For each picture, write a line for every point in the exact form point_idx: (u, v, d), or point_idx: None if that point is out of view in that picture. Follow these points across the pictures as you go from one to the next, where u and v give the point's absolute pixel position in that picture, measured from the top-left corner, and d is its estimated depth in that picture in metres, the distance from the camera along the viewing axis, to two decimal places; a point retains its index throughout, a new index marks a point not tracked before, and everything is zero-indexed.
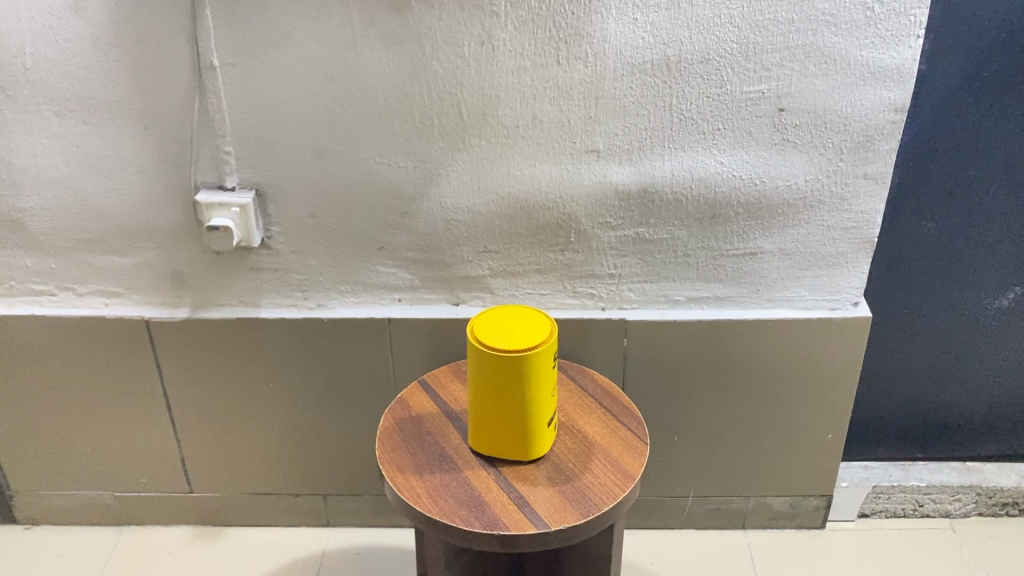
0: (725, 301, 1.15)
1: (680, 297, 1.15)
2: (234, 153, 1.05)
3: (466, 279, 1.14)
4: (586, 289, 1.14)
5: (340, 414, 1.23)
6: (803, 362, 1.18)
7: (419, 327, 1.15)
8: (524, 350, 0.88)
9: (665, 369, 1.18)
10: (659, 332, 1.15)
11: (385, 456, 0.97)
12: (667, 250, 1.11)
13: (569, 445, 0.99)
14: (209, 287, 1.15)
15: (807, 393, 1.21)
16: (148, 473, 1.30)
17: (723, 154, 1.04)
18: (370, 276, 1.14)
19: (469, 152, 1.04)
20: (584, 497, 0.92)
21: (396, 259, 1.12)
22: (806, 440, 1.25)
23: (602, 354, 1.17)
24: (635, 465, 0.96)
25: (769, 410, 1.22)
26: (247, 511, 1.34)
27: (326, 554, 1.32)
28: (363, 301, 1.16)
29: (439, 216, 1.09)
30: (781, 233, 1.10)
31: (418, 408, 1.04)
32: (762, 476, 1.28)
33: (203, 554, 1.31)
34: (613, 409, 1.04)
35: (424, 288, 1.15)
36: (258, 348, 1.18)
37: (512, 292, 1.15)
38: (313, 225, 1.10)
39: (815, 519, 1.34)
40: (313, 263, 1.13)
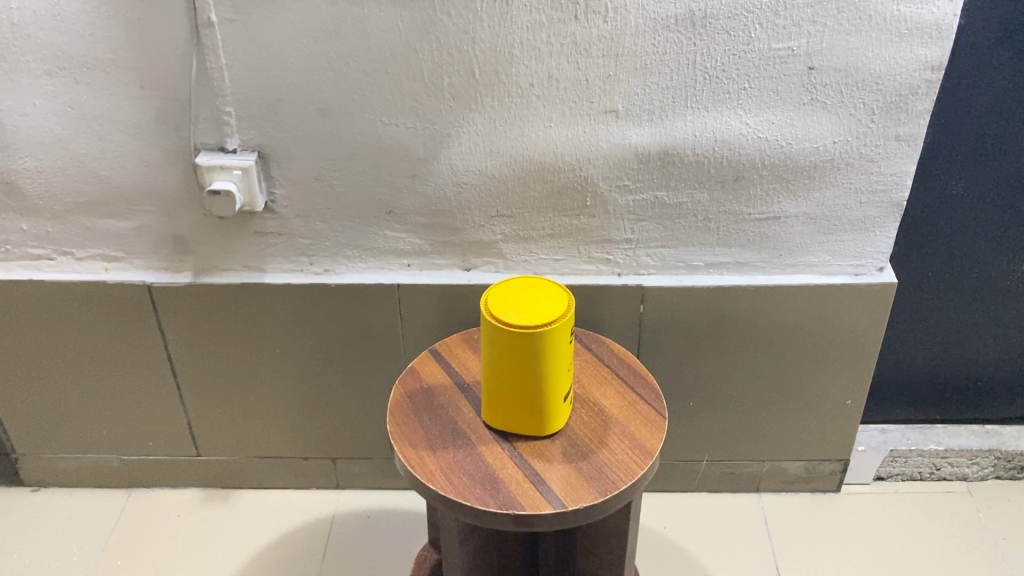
0: (746, 266, 1.11)
1: (699, 262, 1.11)
2: (235, 113, 1.00)
3: (477, 244, 1.10)
4: (601, 254, 1.10)
5: (349, 378, 1.21)
6: (825, 329, 1.15)
7: (429, 293, 1.12)
8: (540, 328, 0.85)
9: (682, 335, 1.15)
10: (677, 298, 1.12)
11: (397, 431, 0.95)
12: (687, 215, 1.07)
13: (585, 419, 0.96)
14: (212, 252, 1.11)
15: (828, 358, 1.17)
16: (154, 437, 1.28)
17: (748, 114, 0.99)
18: (378, 241, 1.10)
19: (481, 112, 0.99)
20: (600, 476, 0.89)
21: (405, 223, 1.08)
22: (824, 406, 1.22)
23: (618, 320, 1.14)
24: (653, 441, 0.93)
25: (788, 376, 1.19)
26: (255, 474, 1.32)
27: (336, 519, 1.30)
28: (371, 266, 1.12)
29: (450, 178, 1.04)
30: (806, 197, 1.05)
31: (429, 378, 1.01)
32: (779, 442, 1.26)
33: (213, 518, 1.30)
34: (631, 380, 1.01)
35: (434, 253, 1.11)
36: (264, 313, 1.15)
37: (525, 258, 1.11)
38: (318, 188, 1.05)
39: (830, 483, 1.32)
40: (318, 227, 1.09)
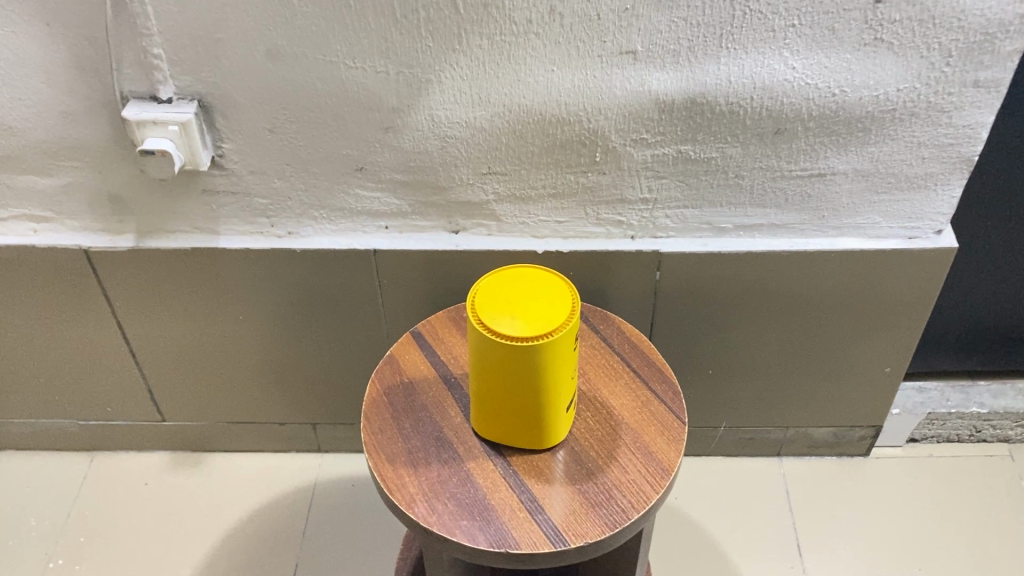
0: (782, 228, 0.95)
1: (726, 224, 0.94)
2: (166, 55, 0.81)
3: (465, 205, 0.93)
4: (612, 215, 0.94)
5: (324, 345, 1.07)
6: (869, 295, 0.99)
7: (411, 259, 0.96)
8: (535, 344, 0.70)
9: (702, 302, 1.00)
10: (698, 264, 0.96)
11: (372, 442, 0.81)
12: (716, 171, 0.89)
13: (591, 427, 0.83)
14: (156, 212, 0.95)
15: (868, 325, 1.03)
16: (113, 403, 1.15)
17: (795, 57, 0.80)
18: (349, 201, 0.93)
19: (468, 54, 0.81)
20: (607, 503, 0.76)
21: (379, 180, 0.91)
22: (859, 374, 1.09)
23: (629, 288, 0.99)
24: (670, 455, 0.80)
25: (820, 344, 1.05)
26: (228, 438, 1.20)
27: (318, 487, 1.19)
28: (343, 228, 0.96)
29: (430, 131, 0.87)
30: (857, 151, 0.88)
31: (410, 371, 0.87)
32: (805, 409, 1.13)
33: (183, 485, 1.19)
34: (644, 373, 0.87)
35: (415, 214, 0.94)
36: (221, 279, 1.00)
37: (522, 220, 0.94)
38: (274, 141, 0.88)
39: (859, 448, 1.20)
40: (277, 185, 0.92)
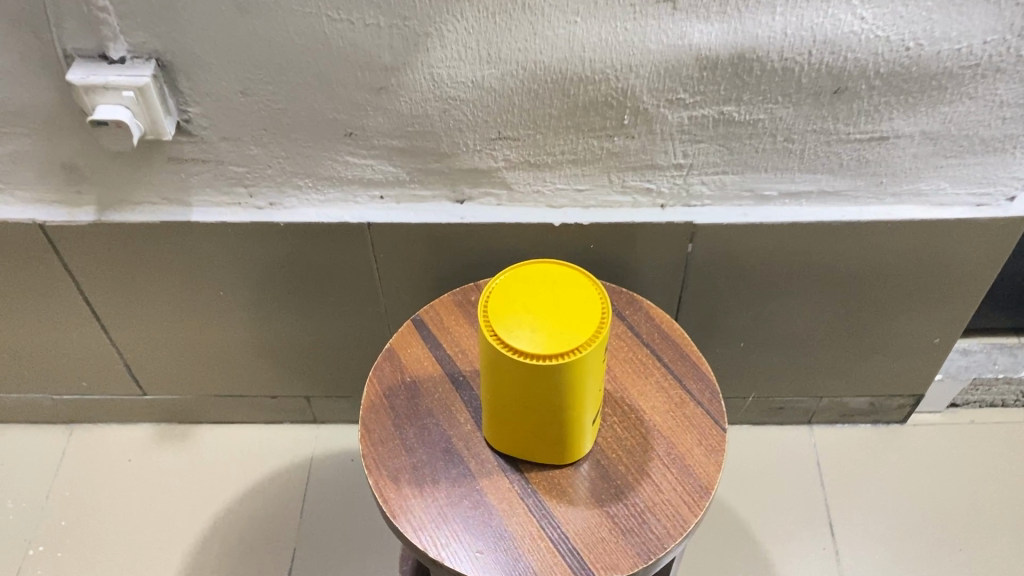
0: (832, 196, 0.83)
1: (770, 192, 0.83)
2: (113, 8, 0.68)
3: (471, 172, 0.81)
4: (639, 183, 0.82)
5: (316, 319, 0.97)
6: (924, 265, 0.89)
7: (410, 232, 0.85)
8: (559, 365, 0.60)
9: (737, 274, 0.90)
10: (736, 236, 0.85)
11: (372, 455, 0.72)
12: (761, 135, 0.77)
13: (618, 436, 0.73)
14: (118, 183, 0.83)
15: (920, 295, 0.92)
16: (87, 377, 1.06)
17: (866, 4, 0.67)
18: (338, 169, 0.81)
19: (474, 4, 0.67)
20: (639, 529, 0.68)
21: (372, 146, 0.79)
22: (903, 345, 0.99)
23: (656, 261, 0.88)
24: (709, 469, 0.71)
25: (866, 314, 0.95)
26: (216, 410, 1.12)
27: (315, 461, 1.11)
28: (332, 199, 0.84)
29: (431, 91, 0.74)
30: (928, 112, 0.75)
31: (413, 369, 0.77)
32: (841, 379, 1.05)
33: (170, 461, 1.11)
34: (678, 369, 0.77)
35: (414, 183, 0.83)
36: (197, 253, 0.89)
37: (537, 188, 0.83)
38: (248, 105, 0.75)
39: (896, 415, 1.12)
40: (255, 153, 0.79)
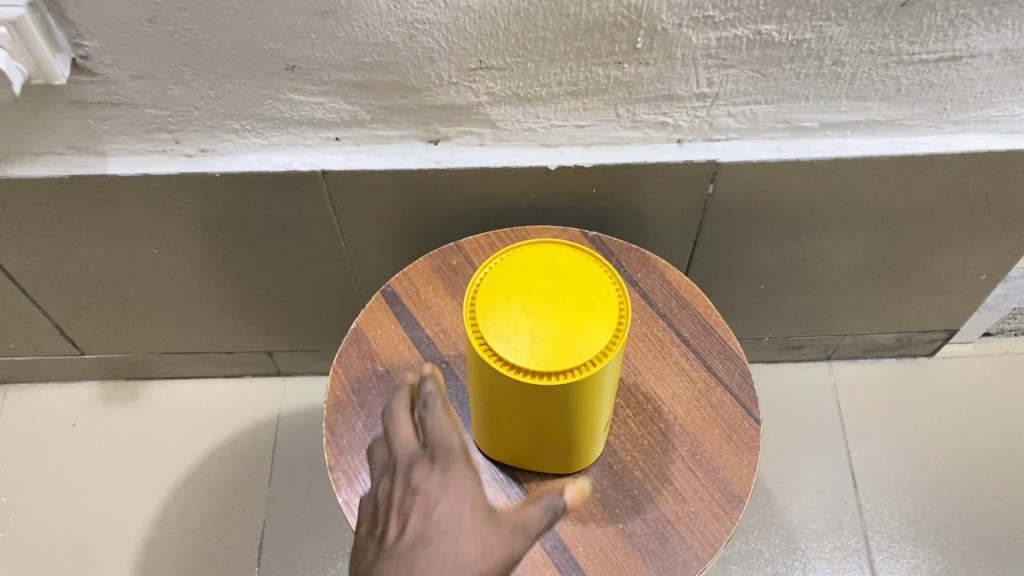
0: (883, 126, 0.69)
1: (809, 123, 0.68)
2: None
3: (447, 109, 0.66)
4: (652, 116, 0.67)
5: (272, 271, 0.84)
6: (983, 200, 0.75)
7: (376, 179, 0.71)
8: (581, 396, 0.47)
9: (763, 214, 0.77)
10: (766, 175, 0.71)
11: (341, 467, 0.59)
12: (806, 57, 0.61)
13: (633, 433, 0.62)
14: (11, 132, 0.67)
15: (972, 231, 0.80)
16: (15, 339, 0.93)
17: None
18: (282, 109, 0.65)
19: None
20: (661, 549, 0.57)
21: (320, 81, 0.63)
22: (944, 281, 0.87)
23: (670, 203, 0.74)
24: (741, 472, 0.60)
25: (907, 252, 0.83)
26: (168, 365, 0.99)
27: (283, 417, 1.00)
28: (277, 142, 0.69)
29: (390, 14, 0.57)
30: (1016, 26, 0.60)
31: (386, 355, 0.64)
32: (871, 315, 0.94)
33: (120, 424, 1.00)
34: (700, 347, 0.65)
35: (377, 123, 0.67)
36: (120, 209, 0.74)
37: (527, 125, 0.68)
38: (158, 36, 0.58)
39: (925, 349, 1.02)
40: (176, 92, 0.63)
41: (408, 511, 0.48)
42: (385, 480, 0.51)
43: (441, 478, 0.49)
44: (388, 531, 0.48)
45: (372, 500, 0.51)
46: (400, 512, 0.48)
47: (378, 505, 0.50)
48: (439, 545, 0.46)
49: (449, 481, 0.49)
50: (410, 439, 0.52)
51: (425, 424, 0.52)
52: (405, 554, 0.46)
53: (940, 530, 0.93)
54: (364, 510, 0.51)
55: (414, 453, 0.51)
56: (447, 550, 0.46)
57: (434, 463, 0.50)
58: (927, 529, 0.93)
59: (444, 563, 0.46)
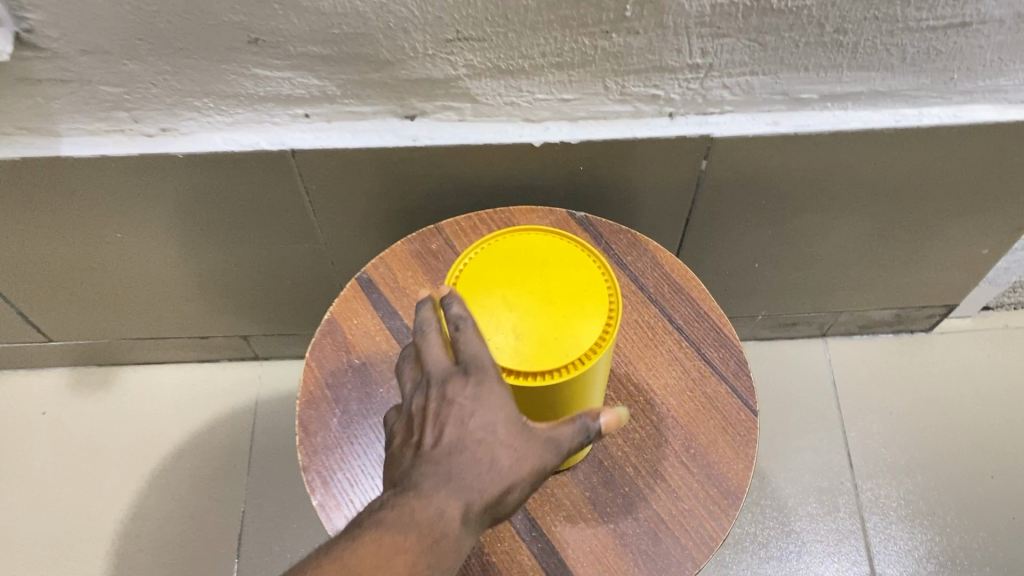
0: (886, 97, 0.65)
1: (808, 94, 0.64)
2: None
3: (424, 83, 0.61)
4: (642, 89, 0.63)
5: (243, 254, 0.80)
6: (989, 174, 0.72)
7: (349, 158, 0.67)
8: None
9: (758, 190, 0.73)
10: (762, 149, 0.67)
11: (315, 468, 0.56)
12: (807, 24, 0.57)
13: (624, 427, 0.59)
14: None
15: (975, 206, 0.76)
16: None
17: None
18: (246, 85, 0.61)
19: None
20: (654, 550, 0.54)
21: (286, 54, 0.58)
22: (944, 256, 0.84)
23: (661, 179, 0.70)
24: (737, 467, 0.57)
25: (907, 227, 0.79)
26: (139, 350, 0.96)
27: (261, 402, 0.97)
28: (242, 120, 0.65)
29: None
30: None
31: (362, 346, 0.61)
32: (868, 291, 0.91)
33: (91, 411, 0.97)
34: (694, 334, 0.62)
35: (349, 98, 0.63)
36: (78, 192, 0.70)
37: (509, 98, 0.63)
38: (105, 8, 0.53)
39: (922, 324, 0.99)
40: (130, 68, 0.58)
41: (443, 422, 0.43)
42: (418, 393, 0.45)
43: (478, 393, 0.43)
44: (423, 441, 0.44)
45: (405, 414, 0.46)
46: (434, 423, 0.44)
47: (412, 418, 0.45)
48: (476, 454, 0.43)
49: (484, 392, 0.43)
50: (441, 355, 0.45)
51: (454, 342, 0.44)
52: (442, 462, 0.43)
53: (938, 510, 0.91)
54: (397, 419, 0.47)
55: (445, 367, 0.44)
56: (483, 458, 0.43)
57: (466, 375, 0.43)
58: (924, 509, 0.91)
59: (481, 472, 0.43)
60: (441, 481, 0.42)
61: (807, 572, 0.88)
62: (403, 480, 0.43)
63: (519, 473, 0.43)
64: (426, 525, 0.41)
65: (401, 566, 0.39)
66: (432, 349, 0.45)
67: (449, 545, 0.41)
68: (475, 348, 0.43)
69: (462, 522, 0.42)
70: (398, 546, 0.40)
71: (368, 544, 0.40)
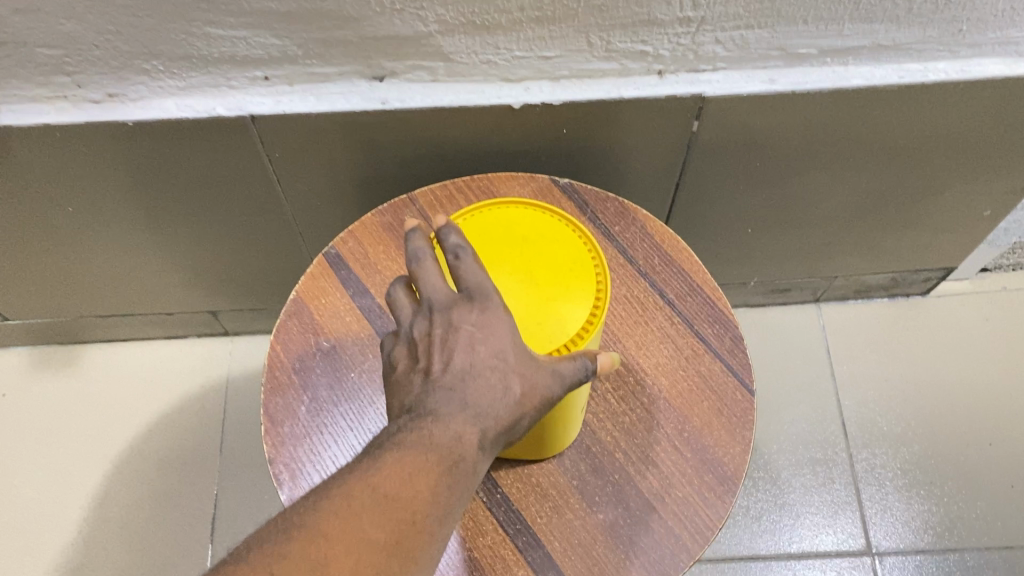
0: (890, 52, 0.60)
1: (806, 50, 0.60)
2: None
3: (391, 41, 0.56)
4: (630, 45, 0.58)
5: (205, 227, 0.75)
6: (996, 132, 0.68)
7: (315, 123, 0.62)
8: (556, 394, 0.39)
9: (752, 152, 0.69)
10: (757, 109, 0.63)
11: (283, 460, 0.52)
12: None
13: (614, 410, 0.55)
14: None
15: (980, 166, 0.72)
16: None
17: None
18: (196, 46, 0.56)
19: None
20: (647, 541, 0.50)
21: (238, 12, 0.52)
22: (945, 218, 0.81)
23: (650, 140, 0.66)
24: (734, 451, 0.53)
25: (908, 189, 0.75)
26: (103, 328, 0.92)
27: (233, 380, 0.93)
28: (196, 84, 0.60)
29: None
30: None
31: (331, 329, 0.57)
32: (864, 255, 0.87)
33: (54, 392, 0.92)
34: (686, 309, 0.58)
35: (311, 59, 0.58)
36: (21, 165, 0.64)
37: (485, 56, 0.58)
38: None
39: (918, 288, 0.96)
40: (67, 28, 0.53)
41: (452, 347, 0.39)
42: (419, 318, 0.40)
43: (487, 320, 0.39)
44: (431, 366, 0.39)
45: (406, 340, 0.41)
46: (442, 348, 0.39)
47: (414, 346, 0.40)
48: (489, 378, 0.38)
49: (493, 318, 0.39)
50: (441, 282, 0.40)
51: (455, 269, 0.40)
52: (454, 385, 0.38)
53: (935, 480, 0.88)
54: (398, 343, 0.41)
55: (448, 295, 0.40)
56: (498, 383, 0.38)
57: (472, 301, 0.39)
58: (921, 479, 0.88)
59: (496, 397, 0.38)
60: (456, 406, 0.38)
61: (801, 546, 0.86)
62: (412, 406, 0.39)
63: (533, 401, 0.39)
64: (444, 448, 0.37)
65: (425, 488, 0.36)
66: (429, 278, 0.40)
67: (468, 468, 0.37)
68: (474, 277, 0.39)
69: (479, 446, 0.38)
70: (419, 468, 0.36)
71: (388, 468, 0.36)
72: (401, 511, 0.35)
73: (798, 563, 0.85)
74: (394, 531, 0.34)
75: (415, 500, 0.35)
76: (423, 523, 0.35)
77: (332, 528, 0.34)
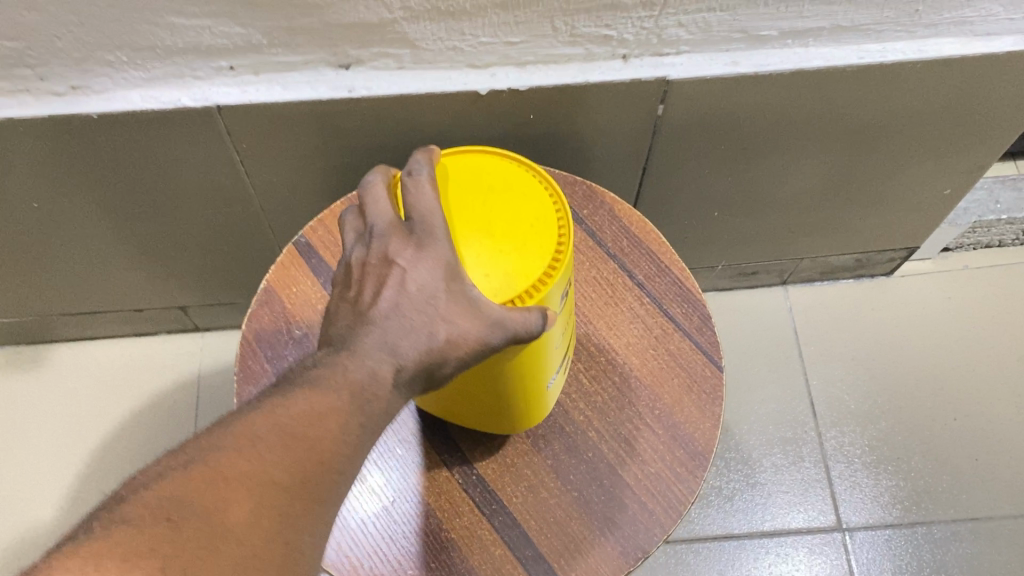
0: (849, 33, 0.61)
1: (767, 31, 0.60)
2: None
3: (356, 28, 0.56)
4: (594, 29, 0.58)
5: (173, 221, 0.75)
6: (954, 111, 0.69)
7: (281, 112, 0.62)
8: None
9: (716, 135, 0.70)
10: (720, 91, 0.64)
11: None
12: None
13: (587, 390, 0.56)
14: None
15: (939, 144, 0.74)
16: None
17: None
18: (162, 36, 0.55)
19: None
20: (620, 517, 0.51)
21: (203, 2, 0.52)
22: (908, 197, 0.82)
23: (615, 124, 0.67)
24: (706, 427, 0.54)
25: (870, 169, 0.77)
26: (73, 326, 0.91)
27: (205, 375, 0.93)
28: (160, 75, 0.59)
29: None
30: None
31: (301, 315, 0.57)
32: (829, 237, 0.88)
33: (24, 393, 0.92)
34: (657, 291, 0.59)
35: (276, 48, 0.58)
36: None
37: (450, 42, 0.58)
38: None
39: (883, 268, 0.98)
40: (28, 20, 0.52)
41: (381, 278, 0.39)
42: (360, 245, 0.41)
43: (420, 255, 0.38)
44: (360, 295, 0.39)
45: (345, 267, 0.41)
46: (372, 278, 0.39)
47: (351, 271, 0.41)
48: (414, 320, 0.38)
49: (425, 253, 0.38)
50: (387, 209, 0.41)
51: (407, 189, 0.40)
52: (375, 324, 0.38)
53: (903, 456, 0.90)
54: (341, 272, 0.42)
55: (389, 223, 0.40)
56: (422, 326, 0.38)
57: (410, 234, 0.39)
58: (888, 455, 0.90)
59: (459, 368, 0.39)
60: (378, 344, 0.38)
61: (774, 523, 0.87)
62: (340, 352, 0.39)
63: None
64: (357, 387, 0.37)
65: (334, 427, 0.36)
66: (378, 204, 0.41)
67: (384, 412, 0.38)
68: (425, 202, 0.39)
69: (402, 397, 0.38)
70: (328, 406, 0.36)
71: (334, 422, 0.36)
72: (308, 452, 0.35)
73: (770, 540, 0.86)
74: (299, 471, 0.34)
75: (322, 440, 0.35)
76: (331, 461, 0.35)
77: (235, 467, 0.33)
